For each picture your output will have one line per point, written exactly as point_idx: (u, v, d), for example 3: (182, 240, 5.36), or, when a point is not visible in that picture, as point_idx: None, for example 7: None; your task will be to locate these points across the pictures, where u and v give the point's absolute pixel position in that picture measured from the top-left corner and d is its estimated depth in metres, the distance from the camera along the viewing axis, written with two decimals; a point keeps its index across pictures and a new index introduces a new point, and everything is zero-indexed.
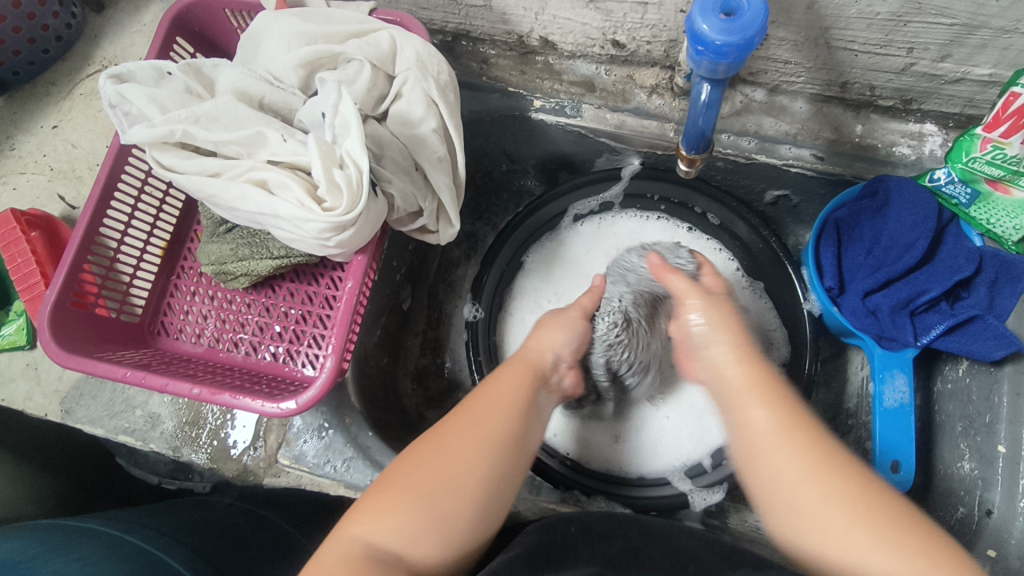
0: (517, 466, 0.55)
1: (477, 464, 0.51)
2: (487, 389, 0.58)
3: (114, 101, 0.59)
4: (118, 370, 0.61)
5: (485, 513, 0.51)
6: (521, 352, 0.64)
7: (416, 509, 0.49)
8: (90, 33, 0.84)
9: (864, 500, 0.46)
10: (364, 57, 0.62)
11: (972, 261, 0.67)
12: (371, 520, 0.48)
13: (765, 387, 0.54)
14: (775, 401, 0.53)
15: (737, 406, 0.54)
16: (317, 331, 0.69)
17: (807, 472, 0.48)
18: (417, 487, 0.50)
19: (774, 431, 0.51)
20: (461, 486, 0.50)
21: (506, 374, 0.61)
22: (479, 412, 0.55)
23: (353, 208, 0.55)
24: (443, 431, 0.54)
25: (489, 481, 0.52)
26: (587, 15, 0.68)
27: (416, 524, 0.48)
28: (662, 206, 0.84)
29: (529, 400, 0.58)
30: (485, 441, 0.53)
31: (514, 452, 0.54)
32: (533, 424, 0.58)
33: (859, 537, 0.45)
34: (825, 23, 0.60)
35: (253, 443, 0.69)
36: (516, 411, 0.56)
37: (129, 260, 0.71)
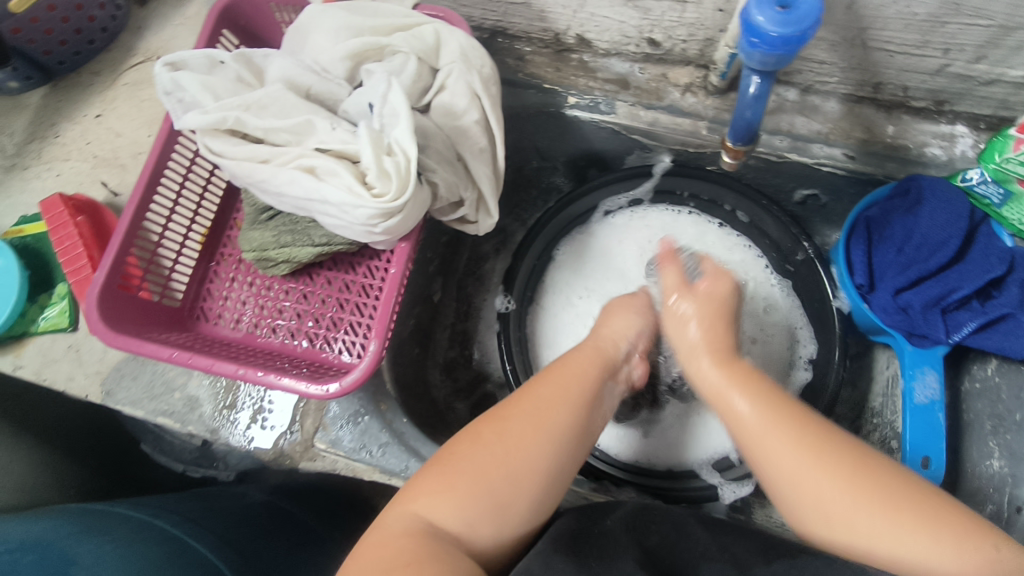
0: (576, 455, 0.56)
1: (537, 455, 0.53)
2: (555, 376, 0.60)
3: (168, 88, 0.61)
4: (165, 350, 0.63)
5: (542, 503, 0.53)
6: (594, 340, 0.65)
7: (476, 494, 0.50)
8: (134, 25, 0.86)
9: (856, 471, 0.50)
10: (410, 50, 0.64)
11: (1004, 261, 0.68)
12: (432, 498, 0.50)
13: (749, 380, 0.58)
14: (758, 394, 0.57)
15: (723, 403, 0.58)
16: (355, 318, 0.70)
17: (799, 455, 0.52)
18: (475, 470, 0.51)
19: (760, 422, 0.55)
20: (520, 475, 0.52)
21: (574, 363, 0.62)
22: (545, 401, 0.56)
23: (401, 195, 0.56)
24: (506, 415, 0.55)
25: (549, 471, 0.53)
26: (625, 13, 0.69)
27: (475, 507, 0.50)
28: (692, 202, 0.86)
29: (593, 393, 0.60)
30: (547, 430, 0.54)
31: (576, 443, 0.56)
32: (595, 415, 0.60)
33: (862, 509, 0.48)
34: (863, 23, 0.61)
35: (291, 427, 0.70)
36: (579, 402, 0.58)
37: (172, 246, 0.72)
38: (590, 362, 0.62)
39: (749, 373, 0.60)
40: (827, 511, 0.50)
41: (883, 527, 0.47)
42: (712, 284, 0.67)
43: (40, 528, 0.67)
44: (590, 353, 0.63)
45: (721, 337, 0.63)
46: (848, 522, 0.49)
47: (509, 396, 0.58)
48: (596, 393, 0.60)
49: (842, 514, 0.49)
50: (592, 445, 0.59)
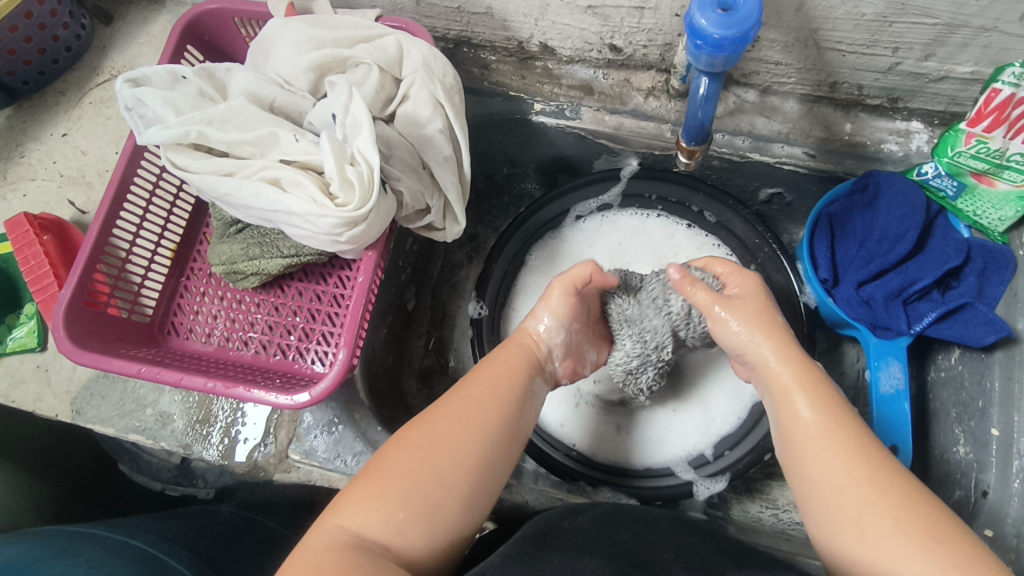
0: (509, 452, 0.57)
1: (462, 452, 0.53)
2: (482, 375, 0.59)
3: (130, 104, 0.60)
4: (132, 366, 0.62)
5: (472, 501, 0.52)
6: (521, 334, 0.65)
7: (404, 500, 0.49)
8: (99, 44, 0.86)
9: (905, 511, 0.45)
10: (372, 61, 0.65)
11: (960, 251, 0.70)
12: (357, 508, 0.49)
13: (810, 380, 0.54)
14: (820, 400, 0.52)
15: (785, 401, 0.54)
16: (326, 328, 0.71)
17: (847, 471, 0.48)
18: (401, 474, 0.50)
19: (815, 434, 0.51)
20: (449, 476, 0.51)
21: (501, 357, 0.62)
22: (472, 399, 0.56)
23: (364, 203, 0.57)
24: (435, 416, 0.54)
25: (477, 468, 0.53)
26: (586, 20, 0.70)
27: (402, 512, 0.48)
28: (660, 205, 0.86)
29: (523, 387, 0.60)
30: (473, 426, 0.54)
31: (505, 439, 0.56)
32: (526, 411, 0.60)
33: (892, 541, 0.44)
34: (814, 25, 0.63)
35: (264, 439, 0.70)
36: (507, 399, 0.58)
37: (141, 261, 0.72)
38: (516, 357, 0.62)
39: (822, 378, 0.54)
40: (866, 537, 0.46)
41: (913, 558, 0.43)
42: (738, 284, 0.63)
43: (12, 551, 0.66)
44: (515, 349, 0.63)
45: (774, 325, 0.59)
46: (875, 545, 0.45)
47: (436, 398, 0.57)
48: (524, 388, 0.60)
49: (879, 545, 0.45)
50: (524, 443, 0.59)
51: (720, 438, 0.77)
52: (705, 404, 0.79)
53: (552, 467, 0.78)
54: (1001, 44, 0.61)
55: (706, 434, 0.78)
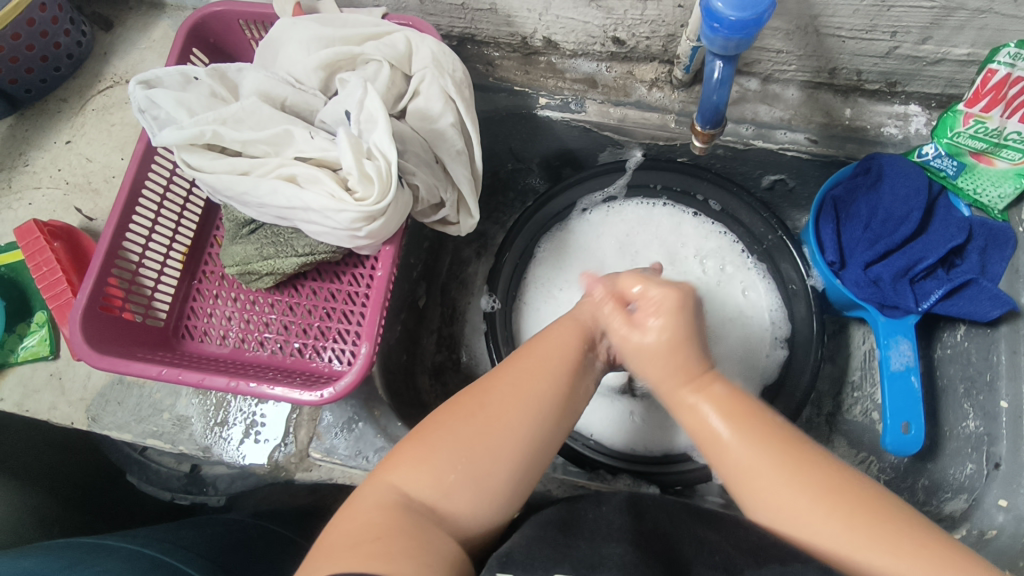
0: (568, 422, 0.57)
1: (516, 425, 0.53)
2: (541, 344, 0.59)
3: (143, 106, 0.60)
4: (152, 368, 0.62)
5: (526, 473, 0.53)
6: (578, 311, 0.63)
7: (453, 466, 0.50)
8: (100, 51, 0.86)
9: (831, 494, 0.46)
10: (382, 58, 0.65)
11: (963, 229, 0.72)
12: (407, 469, 0.51)
13: (715, 388, 0.54)
14: (724, 406, 0.53)
15: (688, 413, 0.54)
16: (342, 326, 0.71)
17: (763, 470, 0.49)
18: (451, 442, 0.51)
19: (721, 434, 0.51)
20: (500, 448, 0.52)
21: (561, 329, 0.61)
22: (529, 371, 0.56)
23: (384, 198, 0.57)
24: (489, 388, 0.55)
25: (532, 443, 0.53)
26: (589, 13, 0.71)
27: (451, 478, 0.50)
28: (665, 194, 0.87)
29: (582, 360, 0.59)
30: (527, 401, 0.54)
31: (563, 413, 0.56)
32: (583, 387, 0.59)
33: (814, 524, 0.46)
34: (814, 11, 0.65)
35: (284, 439, 0.70)
36: (565, 372, 0.57)
37: (153, 266, 0.72)
38: (577, 328, 0.61)
39: (716, 381, 0.55)
40: (784, 525, 0.47)
41: (836, 543, 0.45)
42: (659, 295, 0.59)
43: (29, 563, 0.66)
44: (579, 318, 0.62)
45: (687, 327, 0.57)
46: (799, 527, 0.46)
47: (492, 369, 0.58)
48: (585, 362, 0.60)
49: (802, 531, 0.46)
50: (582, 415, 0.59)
51: None
52: None
53: (570, 458, 0.77)
54: (996, 26, 0.63)
55: None
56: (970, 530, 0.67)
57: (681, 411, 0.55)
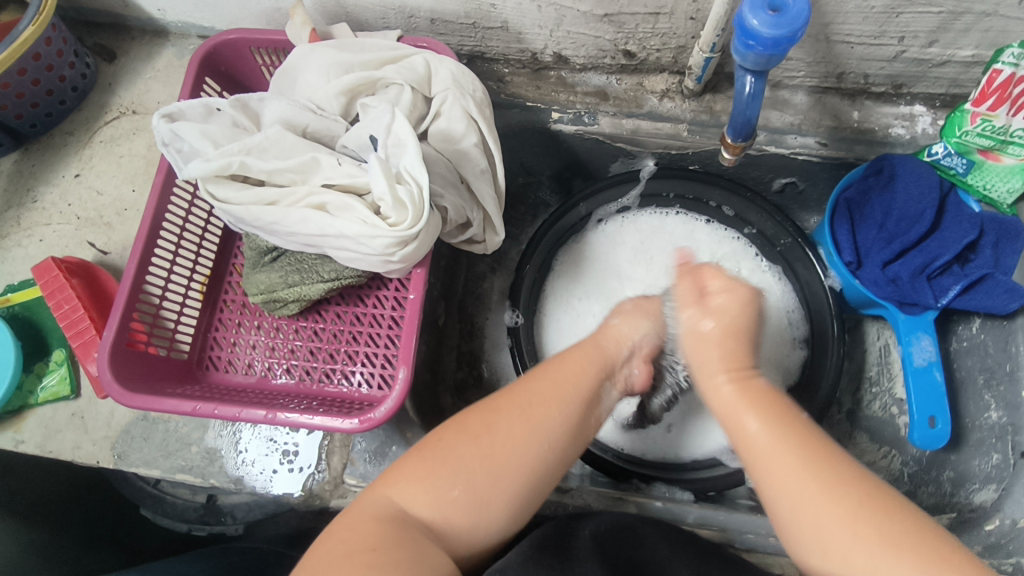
0: (570, 450, 0.58)
1: (518, 452, 0.53)
2: (554, 370, 0.60)
3: (167, 140, 0.60)
4: (185, 404, 0.62)
5: (525, 497, 0.54)
6: (599, 337, 0.66)
7: (454, 484, 0.51)
8: (104, 82, 0.85)
9: (878, 528, 0.45)
10: (403, 81, 0.66)
11: (975, 225, 0.74)
12: (408, 486, 0.51)
13: (764, 396, 0.54)
14: (771, 417, 0.52)
15: (733, 418, 0.54)
16: (371, 349, 0.71)
17: (803, 490, 0.48)
18: (454, 461, 0.52)
19: (767, 447, 0.51)
20: (502, 471, 0.52)
21: (573, 359, 0.62)
22: (540, 396, 0.57)
23: (417, 222, 0.57)
24: (498, 408, 0.55)
25: (534, 470, 0.54)
26: (600, 28, 0.72)
27: (450, 496, 0.50)
28: (677, 203, 0.88)
29: (590, 391, 0.60)
30: (536, 429, 0.55)
31: (565, 445, 0.56)
32: (585, 423, 0.59)
33: (859, 541, 0.45)
34: (825, 19, 0.66)
35: (317, 465, 0.69)
36: (575, 400, 0.58)
37: (175, 300, 0.72)
38: (587, 360, 0.62)
39: (769, 394, 0.55)
40: (829, 539, 0.46)
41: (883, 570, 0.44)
42: (729, 297, 0.61)
43: None
44: (592, 349, 0.63)
45: (740, 331, 0.60)
46: (842, 543, 0.45)
47: (500, 390, 0.58)
48: (591, 393, 0.60)
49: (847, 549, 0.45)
50: (582, 448, 0.60)
51: None
52: None
53: (603, 469, 0.78)
54: (1000, 28, 0.64)
55: None
56: (1002, 520, 0.69)
57: (721, 402, 0.56)
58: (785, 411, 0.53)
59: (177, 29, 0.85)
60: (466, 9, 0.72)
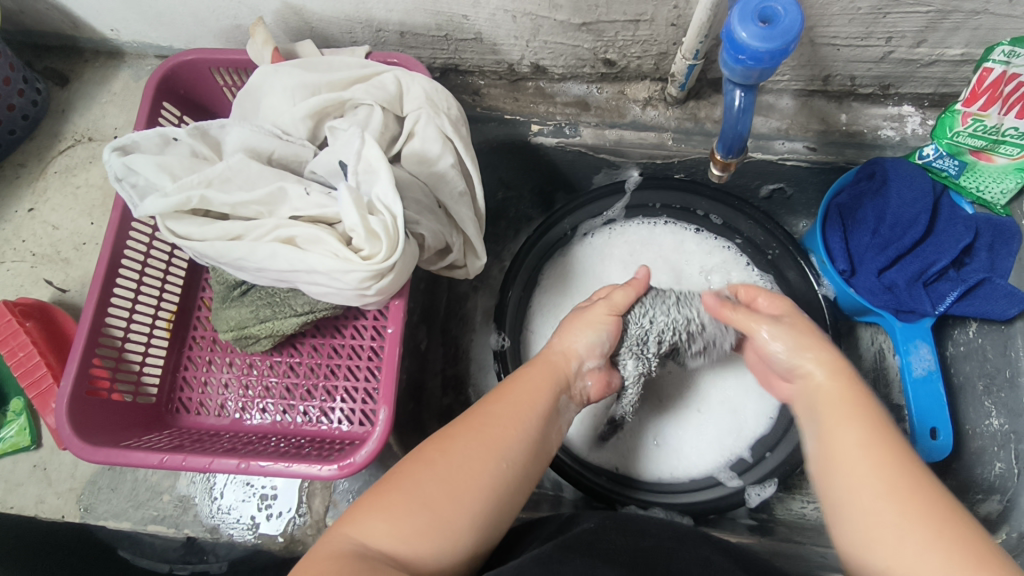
0: (534, 468, 0.55)
1: (480, 472, 0.50)
2: (512, 390, 0.57)
3: (120, 174, 0.56)
4: (153, 457, 0.58)
5: (491, 520, 0.50)
6: (549, 353, 0.62)
7: (416, 512, 0.47)
8: (57, 108, 0.80)
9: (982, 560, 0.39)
10: (373, 100, 0.62)
11: (971, 228, 0.72)
12: (367, 520, 0.46)
13: (857, 401, 0.50)
14: (870, 425, 0.48)
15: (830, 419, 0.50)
16: (350, 384, 0.68)
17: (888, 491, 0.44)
18: (416, 489, 0.48)
19: (862, 452, 0.47)
20: (466, 492, 0.49)
21: (527, 377, 0.59)
22: (496, 415, 0.54)
23: (392, 254, 0.54)
24: (456, 432, 0.52)
25: (497, 491, 0.50)
26: (579, 37, 0.69)
27: (411, 522, 0.46)
28: (665, 213, 0.85)
29: (546, 407, 0.57)
30: (497, 449, 0.52)
31: (526, 465, 0.53)
32: (544, 439, 0.56)
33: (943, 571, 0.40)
34: (810, 23, 0.63)
35: (298, 509, 0.67)
36: (534, 417, 0.56)
37: (139, 341, 0.68)
38: (541, 377, 0.59)
39: (873, 405, 0.50)
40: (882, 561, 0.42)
41: None
42: (771, 303, 0.62)
43: None
44: (545, 365, 0.61)
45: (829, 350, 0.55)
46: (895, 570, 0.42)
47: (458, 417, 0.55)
48: (550, 407, 0.58)
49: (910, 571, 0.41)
50: (543, 469, 0.56)
51: (757, 440, 0.77)
52: (735, 406, 0.78)
53: (595, 494, 0.75)
54: (989, 25, 0.62)
55: (740, 436, 0.78)
56: (1010, 533, 0.69)
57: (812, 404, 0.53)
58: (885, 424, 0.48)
59: (133, 49, 0.80)
60: (437, 21, 0.68)
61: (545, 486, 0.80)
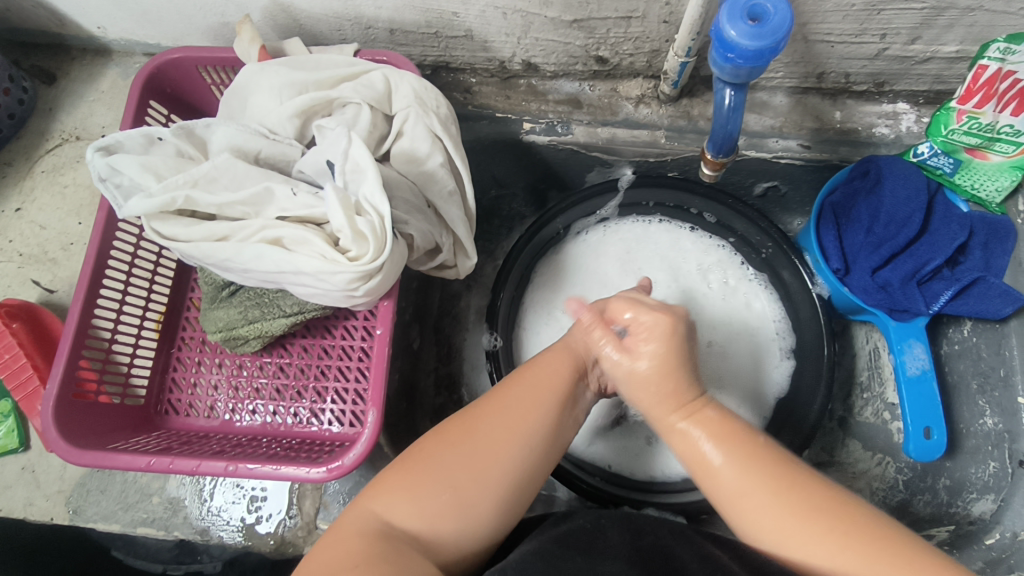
0: (559, 446, 0.54)
1: (505, 452, 0.49)
2: (535, 370, 0.56)
3: (104, 174, 0.55)
4: (141, 459, 0.57)
5: (514, 501, 0.49)
6: (568, 337, 0.59)
7: (439, 494, 0.47)
8: (44, 106, 0.80)
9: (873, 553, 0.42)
10: (361, 99, 0.61)
11: (965, 227, 0.72)
12: (392, 498, 0.47)
13: (726, 427, 0.51)
14: (732, 447, 0.49)
15: (693, 456, 0.51)
16: (340, 385, 0.67)
17: (780, 521, 0.45)
18: (440, 470, 0.48)
19: (736, 486, 0.48)
20: (490, 473, 0.48)
21: (550, 357, 0.57)
22: (520, 395, 0.53)
23: (380, 255, 0.53)
24: (480, 410, 0.51)
25: (522, 473, 0.50)
26: (570, 34, 0.68)
27: (435, 505, 0.47)
28: (658, 211, 0.85)
29: (570, 389, 0.55)
30: (522, 430, 0.50)
31: (548, 452, 0.52)
32: (566, 421, 0.55)
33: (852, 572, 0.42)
34: (803, 19, 0.62)
35: (288, 511, 0.67)
36: (560, 396, 0.54)
37: (127, 341, 0.67)
38: (565, 356, 0.57)
39: (728, 425, 0.51)
40: (801, 575, 0.44)
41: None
42: (647, 321, 0.55)
43: None
44: (567, 348, 0.58)
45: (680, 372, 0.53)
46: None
47: (483, 392, 0.54)
48: (574, 387, 0.56)
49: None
50: (563, 451, 0.55)
51: None
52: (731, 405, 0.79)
53: (588, 494, 0.74)
54: (985, 22, 0.61)
55: None
56: (1003, 533, 0.70)
57: (677, 444, 0.52)
58: (746, 440, 0.50)
59: (120, 47, 0.79)
60: (427, 18, 0.67)
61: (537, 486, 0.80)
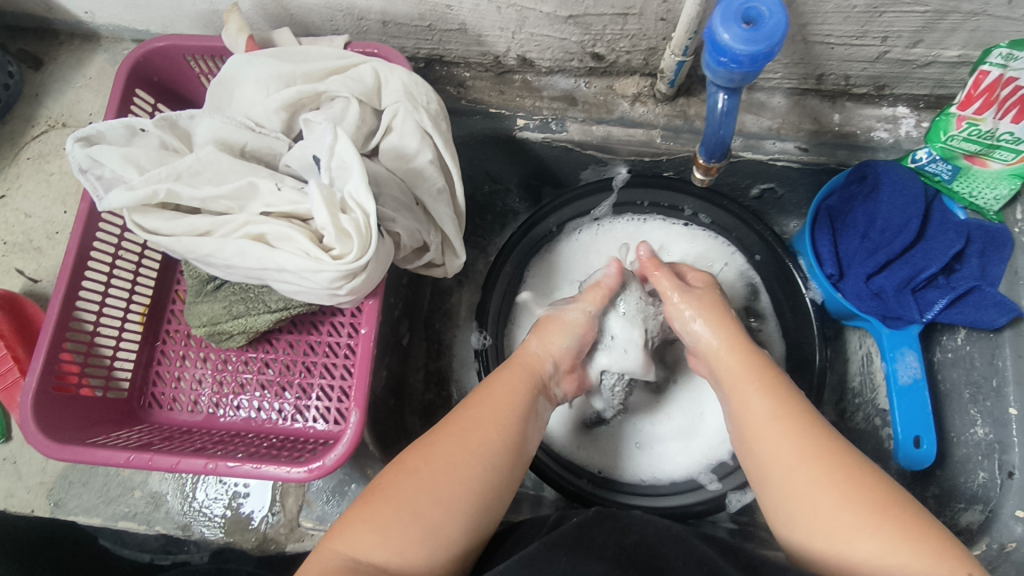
0: (516, 472, 0.54)
1: (461, 476, 0.50)
2: (488, 399, 0.57)
3: (84, 166, 0.54)
4: (120, 455, 0.57)
5: (478, 519, 0.50)
6: (520, 355, 0.64)
7: (404, 524, 0.46)
8: (30, 92, 0.78)
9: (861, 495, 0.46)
10: (349, 93, 0.60)
11: (961, 235, 0.70)
12: (354, 530, 0.46)
13: (770, 381, 0.56)
14: (774, 398, 0.54)
15: (740, 400, 0.56)
16: (325, 381, 0.66)
17: (793, 455, 0.50)
18: (399, 496, 0.48)
19: (766, 420, 0.53)
20: (450, 497, 0.49)
21: (502, 381, 0.60)
22: (473, 421, 0.54)
23: (364, 253, 0.52)
24: (434, 441, 0.52)
25: (480, 493, 0.50)
26: (567, 30, 0.67)
27: (400, 530, 0.46)
28: (653, 211, 0.83)
29: (523, 408, 0.57)
30: (475, 451, 0.52)
31: (506, 472, 0.53)
32: (526, 437, 0.57)
33: (846, 518, 0.45)
34: (803, 20, 0.61)
35: (270, 508, 0.66)
36: (513, 421, 0.55)
37: (111, 333, 0.66)
38: (516, 380, 0.60)
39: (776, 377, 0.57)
40: (801, 514, 0.47)
41: (858, 534, 0.44)
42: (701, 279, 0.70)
43: None
44: (517, 369, 0.62)
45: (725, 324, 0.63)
46: (812, 520, 0.47)
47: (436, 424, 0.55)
48: (526, 409, 0.58)
49: (824, 517, 0.46)
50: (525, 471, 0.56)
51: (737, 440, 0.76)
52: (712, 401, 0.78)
53: (576, 497, 0.74)
54: (988, 28, 0.60)
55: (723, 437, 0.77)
56: (990, 545, 0.67)
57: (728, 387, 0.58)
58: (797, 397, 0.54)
59: (109, 33, 0.78)
60: (420, 10, 0.66)
61: (526, 485, 0.81)
